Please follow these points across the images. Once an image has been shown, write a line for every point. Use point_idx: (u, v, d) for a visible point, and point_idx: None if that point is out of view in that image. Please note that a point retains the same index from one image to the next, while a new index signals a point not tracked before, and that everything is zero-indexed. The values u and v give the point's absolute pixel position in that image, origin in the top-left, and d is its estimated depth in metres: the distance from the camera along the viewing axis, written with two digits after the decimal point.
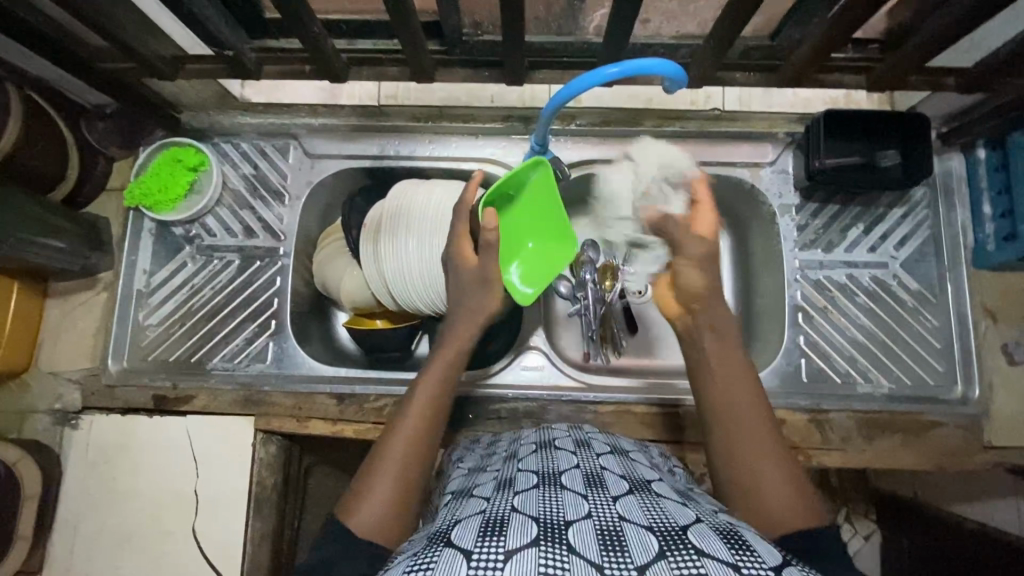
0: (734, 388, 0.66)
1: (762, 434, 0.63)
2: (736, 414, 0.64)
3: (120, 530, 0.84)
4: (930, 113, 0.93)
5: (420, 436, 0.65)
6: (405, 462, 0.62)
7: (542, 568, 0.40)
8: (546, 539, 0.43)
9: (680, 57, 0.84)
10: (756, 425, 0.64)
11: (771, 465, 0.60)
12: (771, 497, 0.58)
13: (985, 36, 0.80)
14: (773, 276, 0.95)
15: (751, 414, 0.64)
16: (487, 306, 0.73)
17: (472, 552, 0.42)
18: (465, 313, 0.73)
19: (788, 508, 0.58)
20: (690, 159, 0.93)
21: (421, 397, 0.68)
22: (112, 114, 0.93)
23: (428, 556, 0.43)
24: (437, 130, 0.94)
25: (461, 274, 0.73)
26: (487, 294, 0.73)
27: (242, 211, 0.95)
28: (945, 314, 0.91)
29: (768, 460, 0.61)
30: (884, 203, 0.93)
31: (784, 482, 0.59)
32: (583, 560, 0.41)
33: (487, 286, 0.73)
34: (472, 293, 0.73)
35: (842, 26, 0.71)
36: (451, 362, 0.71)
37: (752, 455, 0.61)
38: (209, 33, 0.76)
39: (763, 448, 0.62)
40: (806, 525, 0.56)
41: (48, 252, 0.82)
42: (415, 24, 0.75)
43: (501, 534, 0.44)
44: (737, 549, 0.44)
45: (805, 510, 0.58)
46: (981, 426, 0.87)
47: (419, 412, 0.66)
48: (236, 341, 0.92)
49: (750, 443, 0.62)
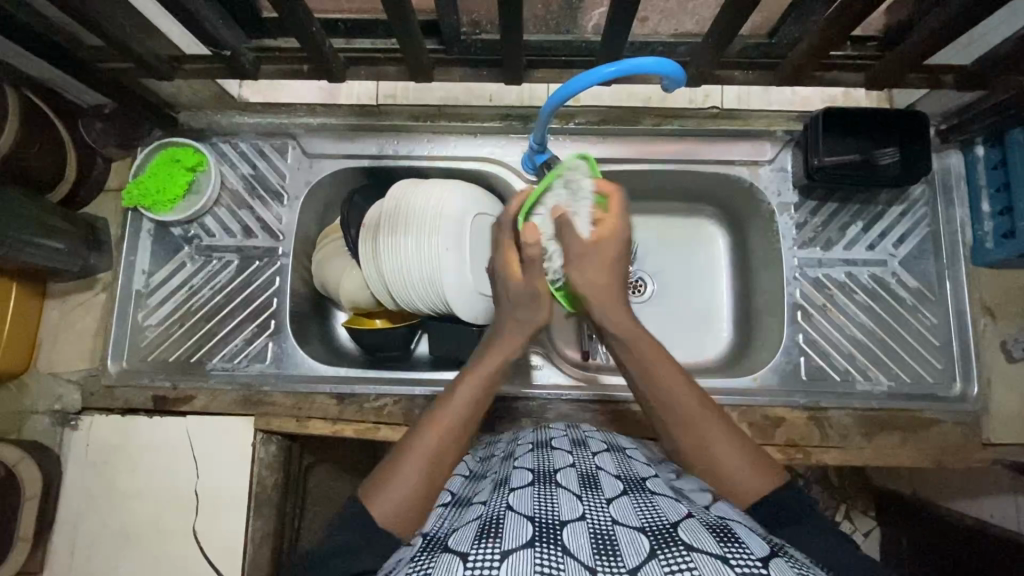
0: (659, 364, 0.66)
1: (700, 408, 0.63)
2: (669, 391, 0.65)
3: (121, 530, 0.84)
4: (929, 110, 0.93)
5: (456, 434, 0.64)
6: (438, 459, 0.62)
7: (537, 568, 0.40)
8: (541, 539, 0.43)
9: (678, 56, 0.83)
10: (693, 397, 0.64)
11: (720, 438, 0.61)
12: (729, 472, 0.60)
13: (983, 34, 0.80)
14: (772, 274, 0.95)
15: (683, 391, 0.64)
16: (538, 320, 0.72)
17: (468, 554, 0.42)
18: (516, 323, 0.72)
19: (747, 476, 0.59)
20: (689, 157, 0.93)
21: (464, 397, 0.66)
22: (110, 115, 0.92)
23: (426, 562, 0.44)
24: (436, 130, 0.94)
25: (513, 289, 0.72)
26: (539, 310, 0.72)
27: (240, 211, 0.94)
28: (943, 312, 0.91)
29: (711, 433, 0.62)
30: (883, 201, 0.93)
31: (737, 452, 0.60)
32: (577, 563, 0.42)
33: (539, 300, 0.71)
34: (526, 305, 0.72)
35: (840, 24, 0.71)
36: (500, 368, 0.70)
37: (698, 431, 0.62)
38: (207, 33, 0.76)
39: (708, 423, 0.62)
40: (772, 490, 0.58)
41: (46, 253, 0.82)
42: (413, 23, 0.74)
43: (497, 536, 0.44)
44: (727, 543, 0.44)
45: (766, 474, 0.59)
46: (980, 423, 0.87)
47: (459, 410, 0.65)
48: (235, 341, 0.92)
49: (692, 420, 0.63)
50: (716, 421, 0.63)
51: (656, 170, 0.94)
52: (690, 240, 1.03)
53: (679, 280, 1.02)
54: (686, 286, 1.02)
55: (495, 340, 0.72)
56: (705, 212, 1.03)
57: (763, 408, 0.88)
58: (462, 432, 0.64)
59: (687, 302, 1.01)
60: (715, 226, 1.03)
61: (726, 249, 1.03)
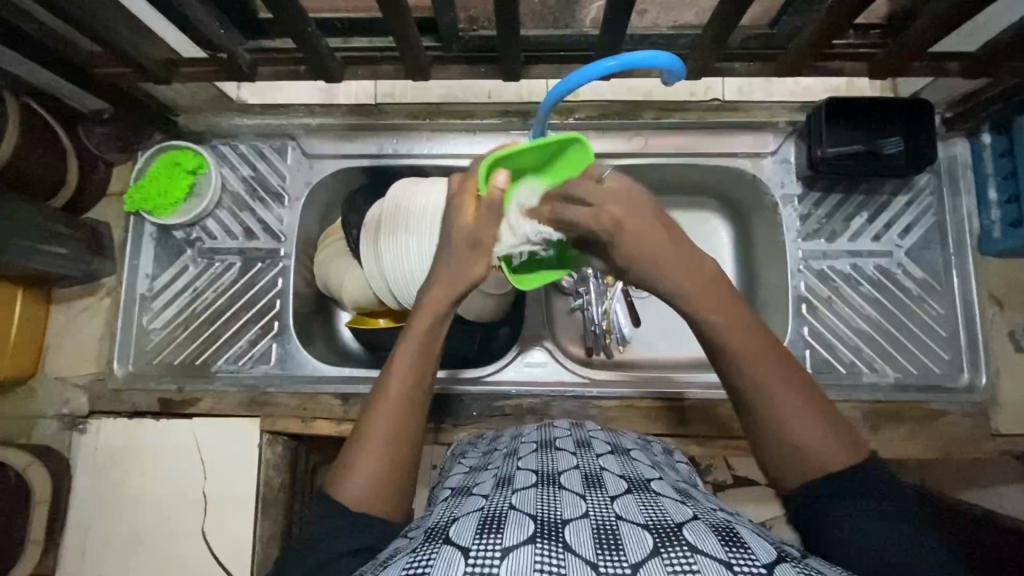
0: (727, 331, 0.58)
1: (787, 383, 0.56)
2: (737, 355, 0.57)
3: (131, 532, 0.85)
4: (934, 98, 0.91)
5: (412, 396, 0.62)
6: (397, 425, 0.61)
7: (538, 566, 0.40)
8: (543, 536, 0.43)
9: (678, 48, 0.82)
10: (768, 360, 0.57)
11: (795, 400, 0.56)
12: (811, 444, 0.54)
13: (989, 19, 0.78)
14: (777, 266, 0.94)
15: (768, 364, 0.57)
16: (471, 274, 0.65)
17: (470, 549, 0.42)
18: (450, 270, 0.65)
19: (819, 448, 0.54)
20: (690, 151, 0.92)
21: (404, 364, 0.63)
22: (109, 120, 0.93)
23: (427, 552, 0.43)
24: (435, 127, 0.94)
25: (454, 234, 0.65)
26: (477, 260, 0.65)
27: (241, 213, 0.95)
28: (950, 302, 0.90)
29: (786, 397, 0.56)
30: (888, 191, 0.92)
31: (813, 418, 0.55)
32: (579, 559, 0.41)
33: (478, 251, 0.65)
34: (459, 254, 0.65)
35: (840, 15, 0.70)
36: (436, 323, 0.65)
37: (788, 412, 0.55)
38: (202, 35, 0.75)
39: (796, 394, 0.56)
40: (846, 465, 0.53)
41: (51, 260, 0.83)
42: (409, 21, 0.74)
43: (499, 531, 0.43)
44: (731, 547, 0.43)
45: (844, 445, 0.54)
46: (988, 413, 0.86)
47: (406, 372, 0.63)
48: (240, 343, 0.92)
49: (767, 385, 0.56)
50: (791, 387, 0.56)
51: (658, 164, 0.93)
52: (692, 233, 1.02)
53: None
54: None
55: (428, 286, 0.66)
56: (707, 204, 1.02)
57: None
58: (416, 393, 0.62)
59: None
60: (719, 219, 1.02)
61: (730, 242, 1.02)
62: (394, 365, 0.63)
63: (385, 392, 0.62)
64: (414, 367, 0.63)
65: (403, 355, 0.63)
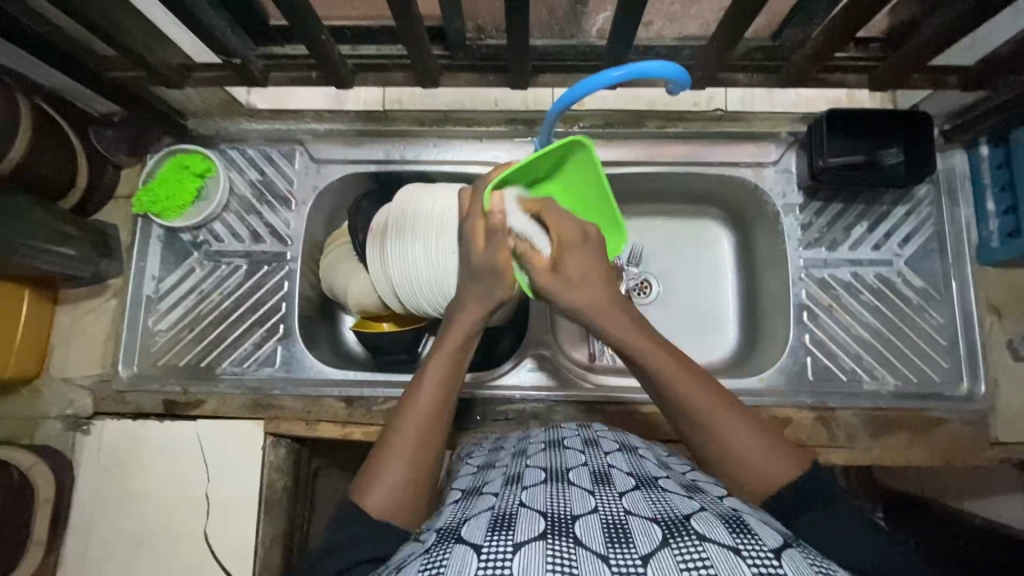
0: (671, 366, 0.62)
1: (719, 403, 0.59)
2: (683, 387, 0.61)
3: (133, 533, 0.84)
4: (934, 111, 0.93)
5: (436, 411, 0.63)
6: (421, 438, 0.61)
7: (549, 560, 0.40)
8: (553, 532, 0.43)
9: (682, 60, 0.84)
10: (710, 396, 0.60)
11: (729, 421, 0.58)
12: (751, 463, 0.56)
13: (987, 34, 0.80)
14: (778, 274, 0.95)
15: (694, 384, 0.61)
16: (497, 295, 0.68)
17: (483, 546, 0.42)
18: (474, 293, 0.69)
19: (765, 465, 0.56)
20: (692, 159, 0.94)
21: (431, 381, 0.65)
22: (120, 123, 0.94)
23: (439, 553, 0.43)
24: (442, 134, 0.95)
25: (474, 262, 0.69)
26: (498, 285, 0.68)
27: (249, 216, 0.95)
28: (950, 312, 0.91)
29: (727, 420, 0.58)
30: (887, 201, 0.94)
31: (752, 436, 0.58)
32: (589, 553, 0.41)
33: (499, 276, 0.68)
34: (485, 281, 0.68)
35: (843, 27, 0.72)
36: (465, 346, 0.68)
37: (721, 428, 0.58)
38: (216, 41, 0.77)
39: (726, 415, 0.59)
40: (793, 476, 0.55)
41: (59, 260, 0.83)
42: (420, 28, 0.75)
43: (509, 529, 0.44)
44: (739, 534, 0.43)
45: (787, 459, 0.56)
46: (987, 421, 0.88)
47: (433, 387, 0.64)
48: (246, 345, 0.92)
49: (703, 408, 0.59)
50: (738, 417, 0.59)
51: (660, 172, 0.95)
52: (695, 241, 1.04)
53: (687, 282, 1.02)
54: (695, 287, 1.02)
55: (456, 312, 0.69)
56: (711, 213, 1.03)
57: (770, 408, 0.88)
58: (442, 408, 0.63)
59: (695, 302, 1.02)
60: (721, 228, 1.04)
61: (732, 251, 1.03)
62: (420, 382, 0.65)
63: (411, 406, 0.63)
64: (441, 386, 0.64)
65: (432, 372, 0.65)
